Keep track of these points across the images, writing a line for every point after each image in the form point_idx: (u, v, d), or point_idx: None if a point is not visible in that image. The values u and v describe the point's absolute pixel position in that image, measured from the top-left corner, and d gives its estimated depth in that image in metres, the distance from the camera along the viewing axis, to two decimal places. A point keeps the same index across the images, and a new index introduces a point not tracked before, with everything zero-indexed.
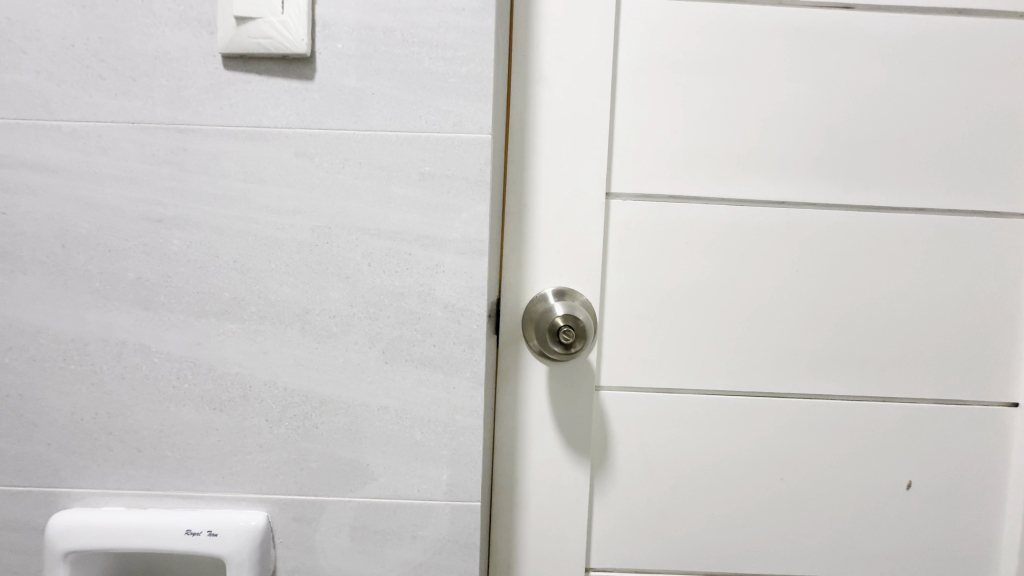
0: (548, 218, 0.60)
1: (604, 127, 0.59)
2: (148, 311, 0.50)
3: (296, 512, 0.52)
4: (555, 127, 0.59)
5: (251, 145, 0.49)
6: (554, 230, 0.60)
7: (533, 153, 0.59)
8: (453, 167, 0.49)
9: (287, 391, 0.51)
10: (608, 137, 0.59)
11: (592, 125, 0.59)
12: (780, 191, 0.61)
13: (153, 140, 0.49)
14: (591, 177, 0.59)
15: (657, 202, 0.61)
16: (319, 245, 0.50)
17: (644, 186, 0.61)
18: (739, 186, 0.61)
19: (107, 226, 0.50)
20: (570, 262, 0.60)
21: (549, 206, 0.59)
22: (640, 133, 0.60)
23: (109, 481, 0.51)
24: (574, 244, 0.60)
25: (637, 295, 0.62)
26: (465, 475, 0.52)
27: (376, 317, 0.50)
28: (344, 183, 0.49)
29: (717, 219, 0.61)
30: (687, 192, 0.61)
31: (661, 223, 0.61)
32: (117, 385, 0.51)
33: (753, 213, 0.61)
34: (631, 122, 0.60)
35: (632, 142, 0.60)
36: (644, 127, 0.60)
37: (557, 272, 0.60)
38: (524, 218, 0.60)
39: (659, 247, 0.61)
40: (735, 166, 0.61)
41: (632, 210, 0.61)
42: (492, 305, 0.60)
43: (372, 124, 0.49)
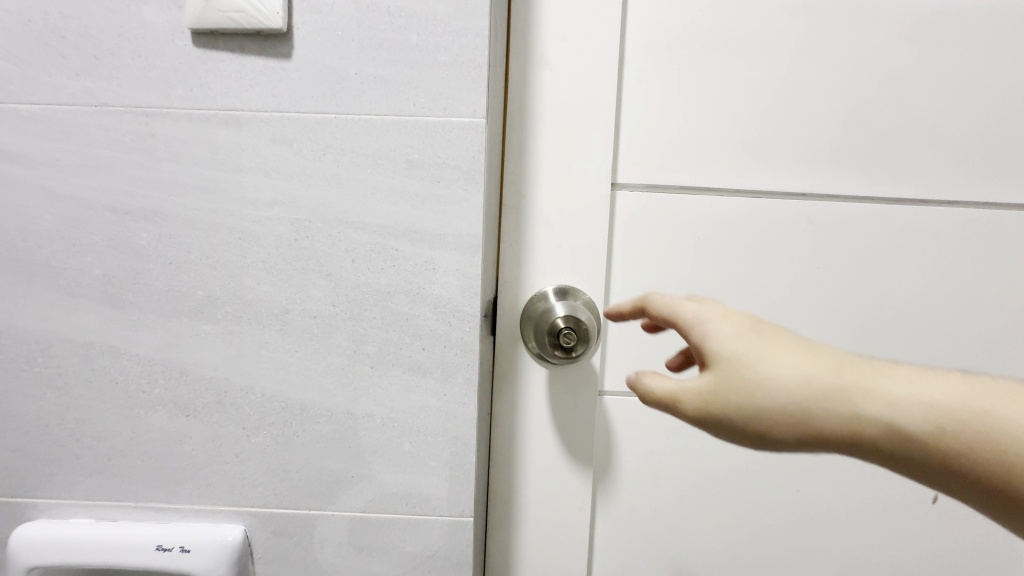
0: (549, 212, 0.55)
1: (609, 112, 0.54)
2: (116, 309, 0.47)
3: (276, 526, 0.48)
4: (556, 112, 0.54)
5: (225, 131, 0.45)
6: (555, 225, 0.55)
7: (531, 141, 0.54)
8: (444, 154, 0.45)
9: (266, 396, 0.47)
10: (614, 123, 0.55)
11: (596, 110, 0.54)
12: (799, 180, 0.56)
13: (119, 125, 0.45)
14: (594, 168, 0.55)
15: (665, 193, 0.56)
16: (299, 239, 0.46)
17: (651, 177, 0.56)
18: (754, 175, 0.56)
19: (72, 219, 0.46)
20: (573, 258, 0.56)
21: (550, 199, 0.55)
22: (648, 118, 0.56)
23: (76, 491, 0.48)
24: (576, 238, 0.56)
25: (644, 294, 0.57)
26: (457, 489, 0.48)
27: (361, 318, 0.46)
28: (326, 172, 0.45)
29: (729, 210, 0.57)
30: (698, 182, 0.56)
31: (669, 216, 0.57)
32: (84, 389, 0.47)
33: (769, 206, 0.57)
34: (639, 106, 0.55)
35: (640, 129, 0.56)
36: (653, 112, 0.56)
37: (559, 269, 0.56)
38: (523, 212, 0.55)
39: (667, 241, 0.57)
40: (751, 153, 0.56)
41: (639, 203, 0.57)
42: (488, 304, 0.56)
43: (356, 107, 0.45)
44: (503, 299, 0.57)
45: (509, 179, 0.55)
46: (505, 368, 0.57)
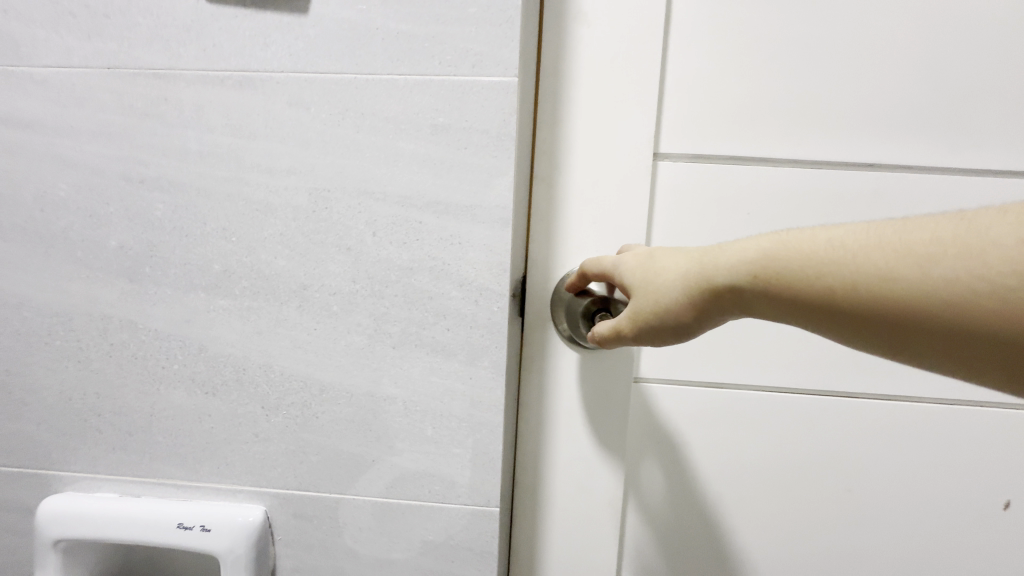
0: (583, 184, 0.51)
1: (654, 72, 0.49)
2: (133, 283, 0.45)
3: (295, 508, 0.47)
4: (594, 72, 0.49)
5: (240, 94, 0.42)
6: (590, 199, 0.51)
7: (565, 106, 0.50)
8: (471, 118, 0.41)
9: (284, 375, 0.45)
10: (657, 84, 0.49)
11: (637, 71, 0.49)
12: (864, 148, 0.50)
13: (132, 89, 0.43)
14: (634, 135, 0.50)
15: (712, 164, 0.51)
16: (317, 211, 0.43)
17: (697, 146, 0.51)
18: (813, 142, 0.50)
19: (88, 188, 0.45)
20: (610, 235, 0.51)
21: (585, 170, 0.51)
22: (696, 79, 0.50)
23: (100, 466, 0.48)
24: (613, 213, 0.51)
25: None
26: (481, 478, 0.45)
27: (382, 296, 0.44)
28: (345, 137, 0.42)
29: (783, 183, 0.51)
30: (748, 151, 0.51)
31: (716, 188, 0.52)
32: (105, 363, 0.46)
33: (829, 177, 0.51)
34: (686, 65, 0.50)
35: (686, 92, 0.50)
36: (701, 73, 0.50)
37: (594, 247, 0.52)
38: (555, 184, 0.51)
39: (713, 218, 0.52)
40: (811, 116, 0.50)
41: (683, 175, 0.52)
42: (517, 283, 0.52)
43: (377, 67, 0.41)
44: (532, 279, 0.53)
45: (540, 149, 0.51)
46: (534, 352, 0.54)
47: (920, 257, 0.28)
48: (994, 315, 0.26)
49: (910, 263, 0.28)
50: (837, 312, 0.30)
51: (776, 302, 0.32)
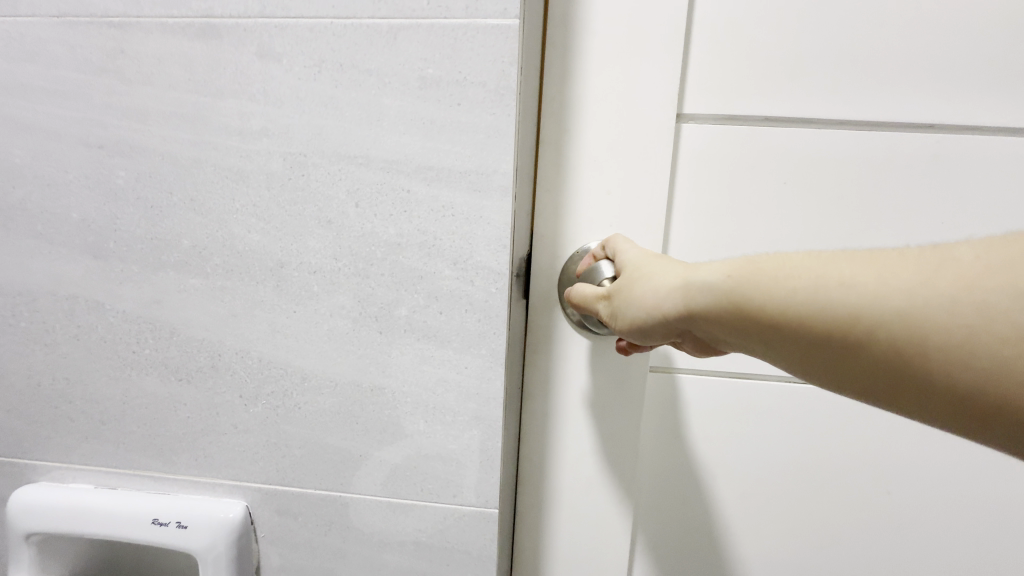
0: (595, 150, 0.45)
1: (679, 16, 0.42)
2: (98, 260, 0.41)
3: (279, 504, 0.43)
4: (610, 18, 0.42)
5: (203, 44, 0.37)
6: (603, 167, 0.45)
7: (576, 59, 0.44)
8: (465, 68, 0.35)
9: (262, 362, 0.41)
10: (682, 32, 0.43)
11: (660, 17, 0.42)
12: (925, 106, 0.43)
13: (85, 40, 0.38)
14: (654, 93, 0.43)
15: (744, 127, 0.45)
16: (294, 179, 0.38)
17: (727, 106, 0.45)
18: (864, 99, 0.43)
19: (44, 154, 0.40)
20: (625, 208, 0.46)
21: (598, 134, 0.45)
22: (728, 25, 0.43)
23: (74, 456, 0.45)
24: (630, 182, 0.45)
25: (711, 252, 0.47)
26: (479, 476, 0.41)
27: (367, 275, 0.39)
28: (322, 94, 0.37)
29: (827, 148, 0.45)
30: (787, 110, 0.44)
31: (748, 155, 0.45)
32: (73, 347, 0.43)
33: (881, 141, 0.44)
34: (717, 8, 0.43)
35: (717, 39, 0.44)
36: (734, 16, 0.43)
37: (607, 222, 0.46)
38: (564, 150, 0.45)
39: (744, 188, 0.46)
40: (864, 68, 0.43)
41: (710, 139, 0.45)
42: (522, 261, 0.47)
43: (357, 10, 0.35)
44: (538, 257, 0.48)
45: (547, 109, 0.45)
46: (539, 338, 0.49)
47: (885, 270, 0.26)
48: (961, 338, 0.24)
49: (898, 277, 0.25)
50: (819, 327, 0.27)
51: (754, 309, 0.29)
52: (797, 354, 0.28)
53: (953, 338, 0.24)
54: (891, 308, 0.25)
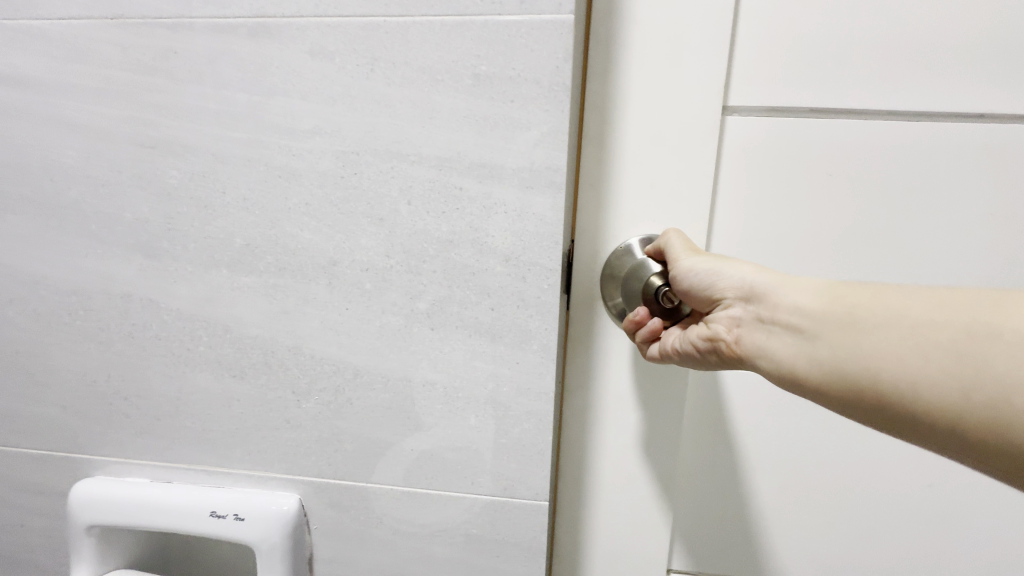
0: (640, 144, 0.45)
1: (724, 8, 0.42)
2: (151, 259, 0.42)
3: (331, 497, 0.44)
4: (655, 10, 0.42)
5: (255, 43, 0.37)
6: (649, 162, 0.45)
7: (620, 53, 0.43)
8: (519, 64, 0.35)
9: (315, 358, 0.42)
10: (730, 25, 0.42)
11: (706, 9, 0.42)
12: (973, 98, 0.43)
13: (135, 40, 0.38)
14: (701, 87, 0.43)
15: (789, 118, 0.44)
16: (345, 177, 0.39)
17: (772, 98, 0.44)
18: (912, 89, 0.43)
19: (95, 154, 0.41)
20: (670, 202, 0.46)
21: (644, 128, 0.44)
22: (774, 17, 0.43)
23: (128, 451, 0.46)
24: (675, 176, 0.45)
25: (752, 246, 0.47)
26: (529, 470, 0.41)
27: (419, 272, 0.39)
28: (374, 91, 0.37)
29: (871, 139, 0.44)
30: (833, 101, 0.44)
31: (793, 147, 0.45)
32: (127, 345, 0.44)
33: (928, 131, 0.44)
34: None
35: (761, 31, 0.43)
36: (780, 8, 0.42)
37: (651, 215, 0.46)
38: (609, 145, 0.45)
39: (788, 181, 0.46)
40: (912, 59, 0.42)
41: (754, 132, 0.45)
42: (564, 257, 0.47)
43: (410, 7, 0.35)
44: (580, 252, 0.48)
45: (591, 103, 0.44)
46: (582, 333, 0.49)
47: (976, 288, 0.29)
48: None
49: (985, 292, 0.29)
50: (895, 317, 0.30)
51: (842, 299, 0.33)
52: (849, 339, 0.31)
53: (997, 350, 0.26)
54: (967, 308, 0.28)
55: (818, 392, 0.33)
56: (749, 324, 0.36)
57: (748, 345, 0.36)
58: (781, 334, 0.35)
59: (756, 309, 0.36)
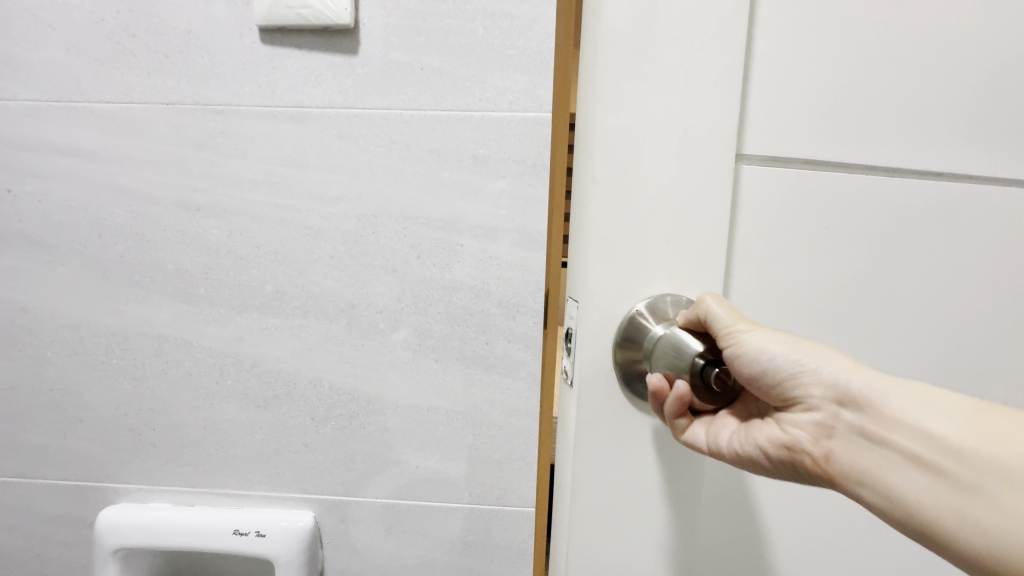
0: (649, 193, 0.36)
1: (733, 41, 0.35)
2: (187, 304, 0.48)
3: (343, 513, 0.50)
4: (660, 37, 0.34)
5: (293, 127, 0.46)
6: (662, 215, 0.37)
7: (621, 88, 0.35)
8: (510, 149, 0.45)
9: (333, 389, 0.48)
10: (739, 64, 0.36)
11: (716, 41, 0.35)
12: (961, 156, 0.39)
13: (188, 122, 0.46)
14: (710, 131, 0.36)
15: (788, 171, 0.38)
16: (365, 235, 0.47)
17: (780, 146, 0.38)
18: (911, 147, 0.38)
19: (143, 214, 0.47)
20: (688, 260, 0.37)
21: (654, 176, 0.36)
22: (779, 50, 0.36)
23: (153, 478, 0.50)
24: (692, 229, 0.37)
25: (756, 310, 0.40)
26: (519, 480, 0.49)
27: (426, 313, 0.47)
28: (391, 167, 0.46)
29: (876, 197, 0.39)
30: (835, 155, 0.38)
31: (792, 201, 0.38)
32: (159, 380, 0.49)
33: (933, 189, 0.39)
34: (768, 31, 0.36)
35: (769, 66, 0.37)
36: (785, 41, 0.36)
37: (670, 275, 0.37)
38: (616, 193, 0.36)
39: (793, 243, 0.39)
40: (915, 116, 0.38)
41: (760, 187, 0.38)
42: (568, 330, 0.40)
43: (422, 103, 0.45)
44: (582, 318, 0.38)
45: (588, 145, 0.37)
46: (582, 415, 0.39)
47: None
48: None
49: None
50: None
51: (982, 435, 0.28)
52: (988, 490, 0.27)
53: None
54: None
55: (929, 534, 0.29)
56: (844, 437, 0.31)
57: (838, 460, 0.31)
58: (889, 458, 0.30)
59: (855, 422, 0.31)
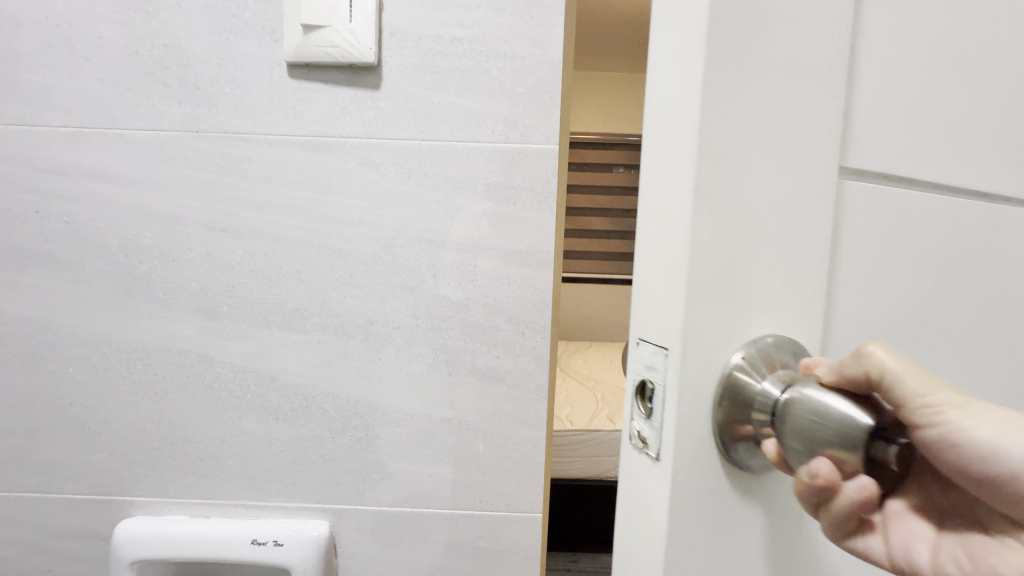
0: (760, 212, 0.22)
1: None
2: (210, 320, 0.50)
3: (357, 522, 0.52)
4: None
5: (317, 155, 0.49)
6: (774, 245, 0.23)
7: (718, 44, 0.20)
8: (520, 177, 0.49)
9: (350, 401, 0.51)
10: (852, 44, 0.23)
11: None
12: None
13: (216, 148, 0.49)
14: (830, 128, 0.23)
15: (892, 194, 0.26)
16: (384, 256, 0.50)
17: (897, 168, 0.26)
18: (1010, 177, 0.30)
19: (169, 235, 0.49)
20: (808, 302, 0.24)
21: (768, 186, 0.22)
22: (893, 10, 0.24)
23: (170, 490, 0.51)
24: (781, 278, 0.23)
25: None
26: (527, 486, 0.51)
27: (440, 329, 0.50)
28: (409, 193, 0.49)
29: (981, 236, 0.29)
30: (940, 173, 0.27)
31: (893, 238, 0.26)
32: (179, 395, 0.51)
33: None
34: None
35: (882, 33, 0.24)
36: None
37: (786, 328, 0.23)
38: (724, 212, 0.21)
39: (904, 312, 0.27)
40: (1014, 146, 0.30)
41: (861, 216, 0.25)
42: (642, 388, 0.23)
43: (438, 135, 0.48)
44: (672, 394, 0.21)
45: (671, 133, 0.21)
46: None
47: None
48: None
49: None
50: None
51: None
52: None
53: None
54: None
55: None
56: None
57: None
58: None
59: None
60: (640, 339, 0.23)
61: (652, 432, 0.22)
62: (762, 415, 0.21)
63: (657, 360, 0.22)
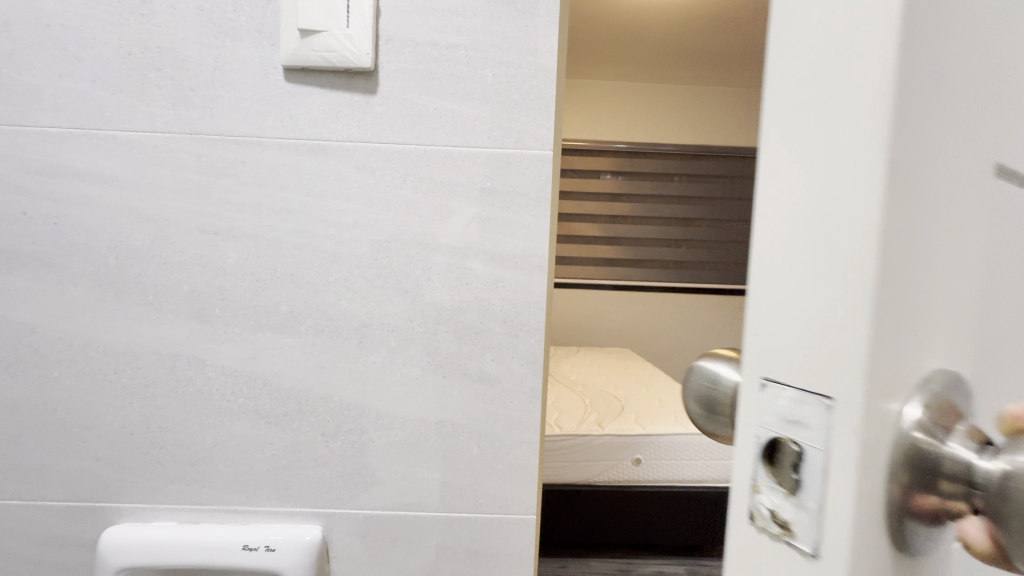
0: (959, 195, 0.14)
1: None
2: (202, 324, 0.50)
3: (350, 526, 0.52)
4: None
5: (313, 158, 0.49)
6: (973, 253, 0.15)
7: None
8: (515, 182, 0.49)
9: (344, 404, 0.51)
10: None
11: None
12: None
13: (210, 151, 0.49)
14: (1021, 82, 0.16)
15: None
16: (379, 260, 0.50)
17: None
18: None
19: (162, 238, 0.49)
20: (990, 333, 0.16)
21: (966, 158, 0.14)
22: None
23: (159, 496, 0.51)
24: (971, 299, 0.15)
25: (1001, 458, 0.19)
26: (521, 489, 0.52)
27: (435, 332, 0.50)
28: (405, 197, 0.49)
29: None
30: None
31: None
32: (170, 399, 0.50)
33: None
34: None
35: None
36: None
37: (972, 361, 0.16)
38: (922, 195, 0.13)
39: None
40: None
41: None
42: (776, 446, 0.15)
43: (434, 140, 0.49)
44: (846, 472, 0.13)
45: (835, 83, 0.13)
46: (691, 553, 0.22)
47: None
48: None
49: None
50: None
51: None
52: None
53: None
54: None
55: None
56: None
57: None
58: None
59: None
60: (771, 381, 0.15)
61: (801, 519, 0.14)
62: (954, 485, 0.14)
63: (807, 412, 0.14)
